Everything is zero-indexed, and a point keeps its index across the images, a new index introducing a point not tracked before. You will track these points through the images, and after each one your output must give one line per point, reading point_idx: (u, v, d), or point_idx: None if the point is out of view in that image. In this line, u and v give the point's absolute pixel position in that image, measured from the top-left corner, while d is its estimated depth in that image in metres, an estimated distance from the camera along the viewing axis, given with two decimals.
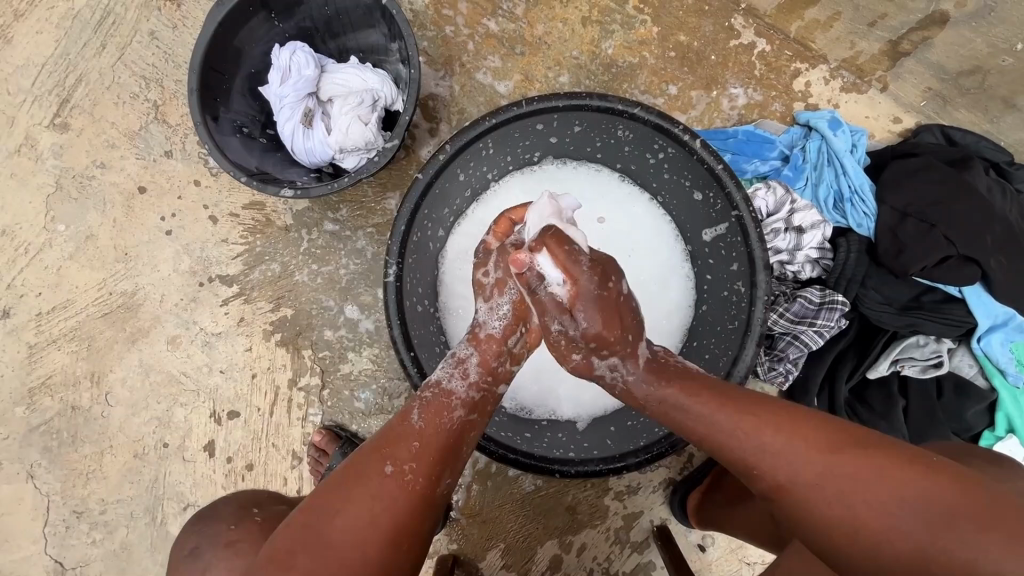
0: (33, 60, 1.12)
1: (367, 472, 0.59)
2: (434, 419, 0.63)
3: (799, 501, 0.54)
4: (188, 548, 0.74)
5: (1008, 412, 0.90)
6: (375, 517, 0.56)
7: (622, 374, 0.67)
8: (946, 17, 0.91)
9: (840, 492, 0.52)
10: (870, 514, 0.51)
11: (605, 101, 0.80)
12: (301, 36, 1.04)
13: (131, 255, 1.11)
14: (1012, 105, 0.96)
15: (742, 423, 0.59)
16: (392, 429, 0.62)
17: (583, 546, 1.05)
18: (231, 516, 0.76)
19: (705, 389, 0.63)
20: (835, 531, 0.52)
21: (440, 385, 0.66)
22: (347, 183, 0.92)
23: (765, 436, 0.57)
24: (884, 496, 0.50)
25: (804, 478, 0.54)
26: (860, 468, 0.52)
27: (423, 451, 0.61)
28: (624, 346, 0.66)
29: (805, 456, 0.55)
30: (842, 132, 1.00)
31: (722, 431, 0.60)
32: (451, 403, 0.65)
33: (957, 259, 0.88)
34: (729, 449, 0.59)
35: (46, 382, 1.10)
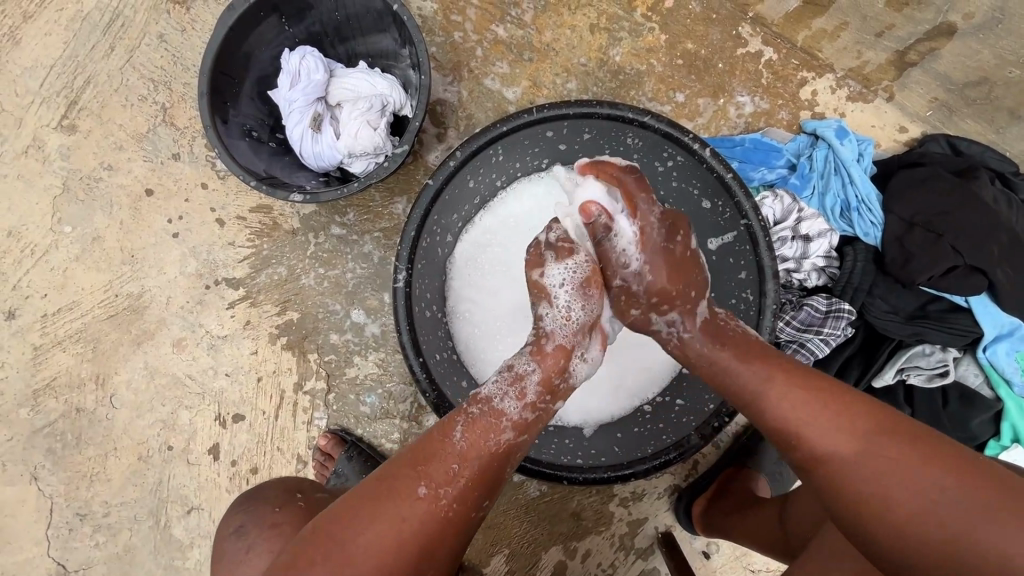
0: (42, 62, 1.12)
1: (400, 489, 0.58)
2: (478, 441, 0.62)
3: (833, 470, 0.55)
4: (234, 527, 0.75)
5: (1014, 421, 0.90)
6: (402, 539, 0.57)
7: (678, 330, 0.69)
8: (953, 28, 0.91)
9: (879, 473, 0.53)
10: (906, 498, 0.51)
11: (615, 109, 0.81)
12: (311, 41, 1.04)
13: (137, 257, 1.11)
14: (1018, 116, 0.96)
15: (787, 394, 0.60)
16: (430, 444, 0.62)
17: (588, 552, 1.05)
18: (277, 499, 0.77)
19: (757, 357, 0.64)
20: (866, 504, 0.53)
21: (490, 403, 0.65)
22: (356, 188, 0.92)
23: (812, 410, 0.58)
24: (924, 482, 0.51)
25: (844, 451, 0.55)
26: (900, 453, 0.53)
27: (461, 475, 0.60)
28: (686, 303, 0.69)
29: (847, 435, 0.56)
30: (848, 141, 1.01)
31: (767, 398, 0.61)
32: (498, 425, 0.64)
33: (964, 268, 0.88)
34: (774, 416, 0.60)
35: (51, 383, 1.10)
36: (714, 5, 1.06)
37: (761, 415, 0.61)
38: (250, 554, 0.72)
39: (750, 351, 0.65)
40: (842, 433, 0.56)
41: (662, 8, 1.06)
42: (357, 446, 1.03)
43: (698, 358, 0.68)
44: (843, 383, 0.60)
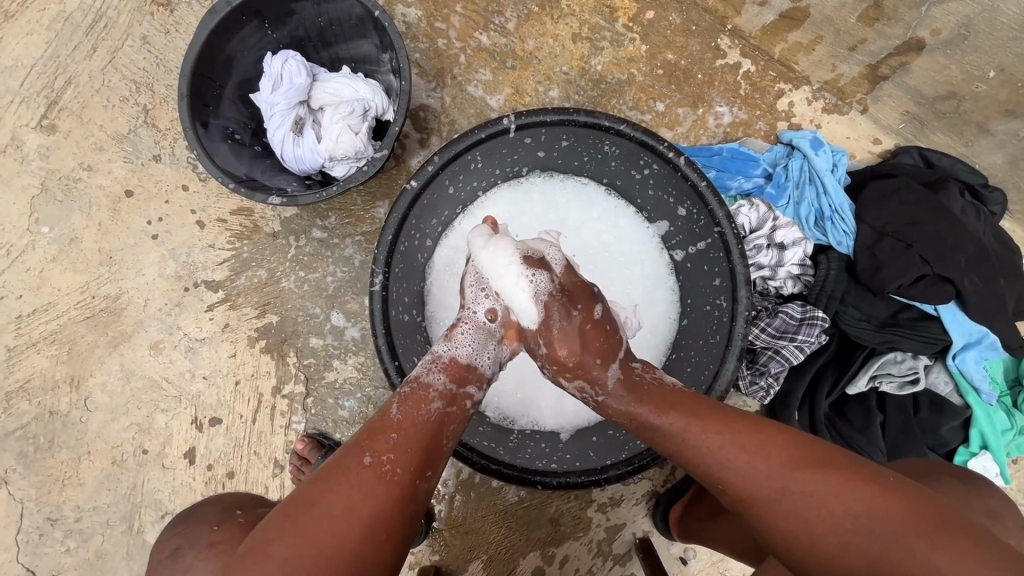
0: (22, 62, 1.11)
1: (348, 463, 0.60)
2: (412, 411, 0.66)
3: (760, 512, 0.57)
4: (171, 551, 0.73)
5: (982, 429, 0.92)
6: (355, 505, 0.57)
7: (591, 394, 0.71)
8: (922, 43, 0.93)
9: (804, 516, 0.54)
10: (826, 533, 0.53)
11: (592, 117, 0.81)
12: (294, 45, 1.04)
13: (115, 259, 1.10)
14: (986, 130, 0.99)
15: (706, 442, 0.61)
16: (370, 425, 0.64)
17: (566, 558, 1.05)
18: (213, 518, 0.75)
19: (674, 409, 0.65)
20: (801, 551, 0.54)
21: (418, 379, 0.69)
22: (336, 192, 0.92)
23: (733, 451, 0.59)
24: (837, 514, 0.53)
25: (768, 491, 0.57)
26: (815, 488, 0.55)
27: (401, 443, 0.62)
28: (587, 370, 0.71)
29: (766, 471, 0.57)
30: (823, 151, 1.02)
31: (688, 447, 0.62)
32: (428, 396, 0.68)
33: (932, 277, 0.90)
34: (700, 465, 0.61)
35: (25, 385, 1.09)
36: (693, 18, 1.08)
37: (695, 464, 0.62)
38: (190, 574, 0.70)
39: (670, 404, 0.66)
40: (758, 472, 0.58)
41: (643, 19, 1.08)
42: None
43: (619, 408, 0.69)
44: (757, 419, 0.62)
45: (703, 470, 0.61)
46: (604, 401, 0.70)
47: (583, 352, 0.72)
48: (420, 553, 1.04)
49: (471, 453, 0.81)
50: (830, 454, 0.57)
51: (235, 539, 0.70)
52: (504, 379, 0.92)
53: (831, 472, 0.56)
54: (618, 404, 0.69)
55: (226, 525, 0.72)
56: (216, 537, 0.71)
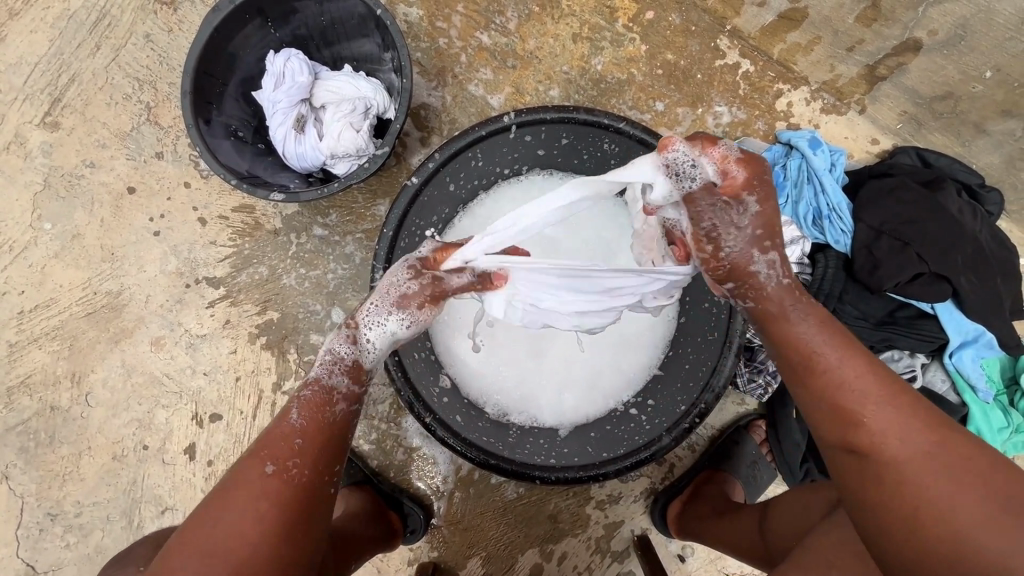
0: (26, 60, 1.12)
1: (246, 474, 0.58)
2: (316, 415, 0.62)
3: (888, 458, 0.53)
4: None
5: (979, 426, 0.93)
6: (257, 517, 0.56)
7: (773, 276, 0.62)
8: (919, 44, 0.94)
9: (937, 479, 0.51)
10: (956, 504, 0.50)
11: (592, 115, 0.83)
12: (296, 44, 1.05)
13: (117, 255, 1.11)
14: (983, 130, 0.99)
15: (856, 372, 0.57)
16: (269, 434, 0.61)
17: (564, 555, 1.06)
18: (143, 557, 0.74)
19: (834, 332, 0.60)
20: (915, 505, 0.51)
21: (319, 381, 0.64)
22: (337, 188, 0.93)
23: (884, 395, 0.56)
24: (982, 494, 0.50)
25: (911, 445, 0.53)
26: (956, 459, 0.52)
27: (304, 448, 0.60)
28: (782, 247, 0.63)
29: (909, 425, 0.54)
30: (822, 151, 1.03)
31: (831, 369, 0.58)
32: (332, 398, 0.63)
33: (929, 276, 0.90)
34: (840, 392, 0.57)
35: (26, 380, 1.09)
36: (692, 18, 1.09)
37: (831, 393, 0.57)
38: None
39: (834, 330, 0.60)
40: (901, 421, 0.54)
41: (643, 19, 1.09)
42: None
43: (780, 307, 0.61)
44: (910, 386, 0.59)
45: (840, 399, 0.57)
46: (764, 299, 0.62)
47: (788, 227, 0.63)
48: (419, 549, 1.04)
49: (471, 449, 0.83)
50: (982, 446, 0.53)
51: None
52: (505, 375, 0.92)
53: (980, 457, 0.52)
54: (784, 300, 0.62)
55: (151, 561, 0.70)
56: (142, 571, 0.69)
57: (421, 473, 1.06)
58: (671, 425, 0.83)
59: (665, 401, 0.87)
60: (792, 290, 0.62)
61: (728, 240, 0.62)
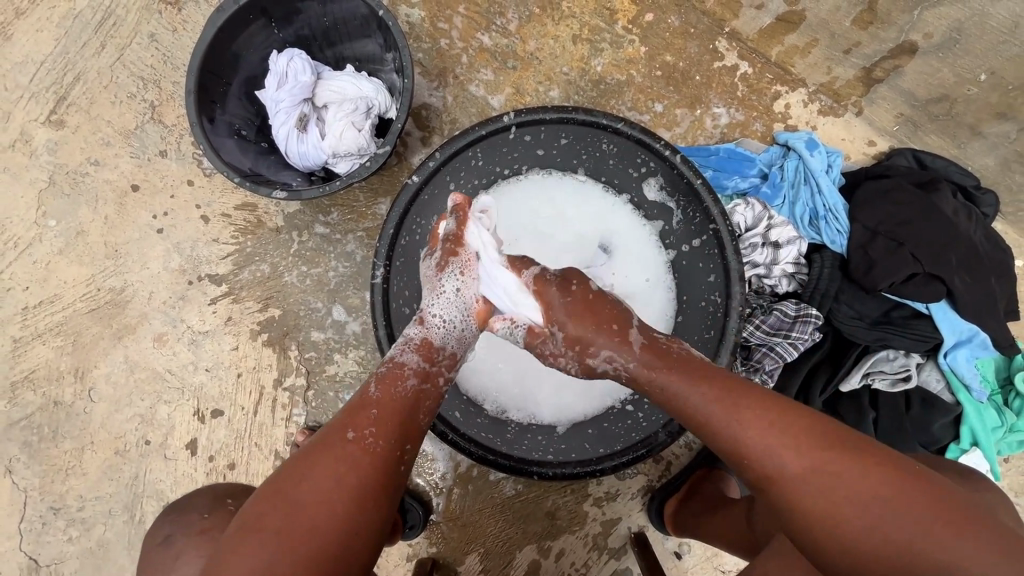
0: (32, 58, 1.13)
1: (331, 439, 0.60)
2: (389, 389, 0.66)
3: (784, 490, 0.55)
4: (161, 537, 0.73)
5: (973, 426, 0.93)
6: (341, 479, 0.57)
7: (617, 365, 0.69)
8: (915, 47, 0.95)
9: (826, 494, 0.54)
10: (850, 512, 0.53)
11: (590, 115, 0.83)
12: (299, 44, 1.06)
13: (121, 252, 1.12)
14: (978, 132, 1.00)
15: (736, 415, 0.59)
16: (352, 404, 0.65)
17: (561, 552, 1.07)
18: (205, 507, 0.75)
19: (704, 378, 0.63)
20: (821, 529, 0.54)
21: (393, 359, 0.70)
22: (339, 187, 0.94)
23: (759, 425, 0.58)
24: (866, 494, 0.53)
25: (792, 470, 0.55)
26: (838, 467, 0.54)
27: (382, 418, 0.63)
28: (608, 335, 0.69)
29: (794, 449, 0.56)
30: (819, 152, 1.04)
31: (713, 419, 0.60)
32: (403, 374, 0.68)
33: (923, 276, 0.91)
34: (724, 438, 0.59)
35: (30, 376, 1.10)
36: (691, 20, 1.10)
37: (720, 437, 0.60)
38: (178, 562, 0.69)
39: (701, 374, 0.64)
40: (784, 448, 0.56)
41: (642, 21, 1.10)
42: None
43: (646, 379, 0.66)
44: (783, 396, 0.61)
45: (731, 444, 0.59)
46: (633, 371, 0.68)
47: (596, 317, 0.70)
48: (418, 545, 1.05)
49: (469, 445, 0.84)
50: (849, 437, 0.56)
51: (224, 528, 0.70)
52: (504, 373, 0.94)
53: (853, 447, 0.56)
54: (641, 373, 0.67)
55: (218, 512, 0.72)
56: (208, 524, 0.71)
57: (419, 469, 1.07)
58: (667, 423, 0.82)
59: None
60: (643, 364, 0.67)
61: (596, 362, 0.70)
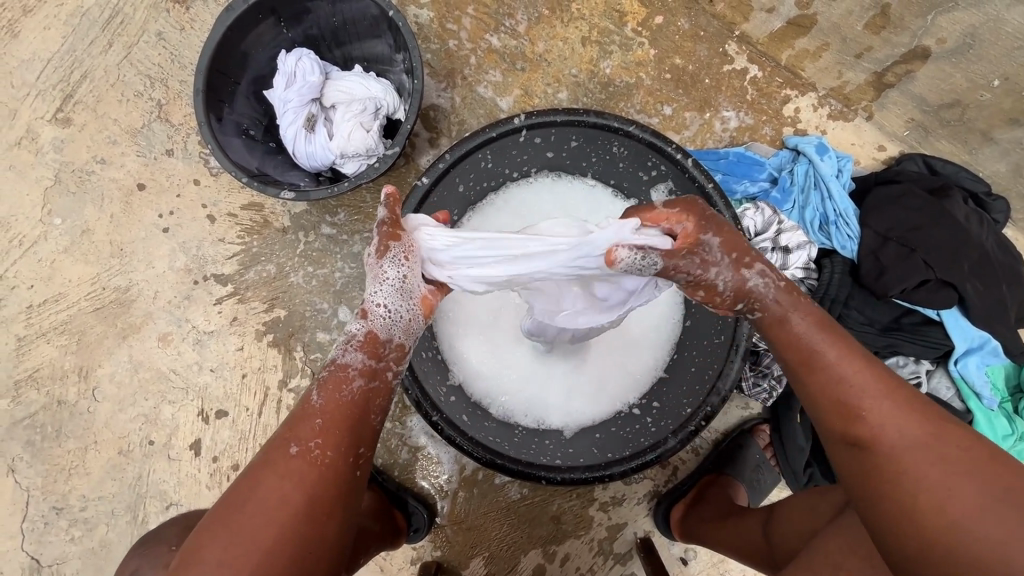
0: (39, 56, 1.13)
1: (274, 453, 0.59)
2: (333, 395, 0.61)
3: (887, 452, 0.55)
4: (127, 575, 0.74)
5: (983, 433, 0.93)
6: (285, 498, 0.57)
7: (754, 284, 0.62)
8: (928, 52, 0.95)
9: (933, 470, 0.53)
10: (950, 499, 0.51)
11: (601, 118, 0.83)
12: (308, 44, 1.06)
13: (126, 251, 1.12)
14: (990, 138, 1.00)
15: (856, 372, 0.58)
16: (294, 413, 0.61)
17: (567, 556, 1.06)
18: (172, 539, 0.77)
19: (832, 334, 0.60)
20: (917, 503, 0.52)
21: (334, 360, 0.62)
22: (347, 187, 0.94)
23: (878, 392, 0.57)
24: (976, 488, 0.51)
25: (900, 441, 0.55)
26: (941, 445, 0.54)
27: (325, 427, 0.59)
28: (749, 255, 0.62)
29: (904, 415, 0.56)
30: (828, 157, 1.03)
31: (836, 369, 0.58)
32: (347, 376, 0.61)
33: (935, 282, 0.91)
34: (836, 389, 0.58)
35: (33, 374, 1.10)
36: (701, 23, 1.09)
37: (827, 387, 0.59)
38: None
39: (831, 330, 0.61)
40: (896, 413, 0.56)
41: (652, 24, 1.10)
42: None
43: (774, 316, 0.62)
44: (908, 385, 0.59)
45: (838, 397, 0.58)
46: (768, 311, 0.62)
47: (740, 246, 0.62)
48: (422, 548, 1.05)
49: (476, 447, 0.82)
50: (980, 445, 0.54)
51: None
52: (513, 378, 0.93)
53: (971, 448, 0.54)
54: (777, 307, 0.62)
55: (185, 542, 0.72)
56: (169, 558, 0.70)
57: (425, 472, 1.06)
58: (678, 428, 0.82)
59: (670, 404, 0.88)
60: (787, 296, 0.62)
61: (713, 276, 0.61)
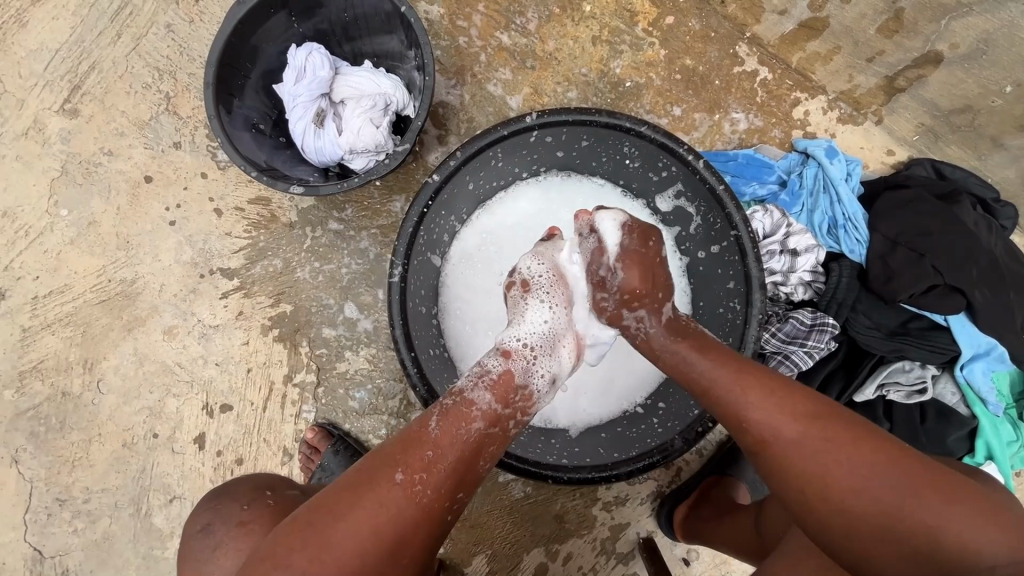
0: (47, 46, 1.12)
1: (378, 477, 0.59)
2: (451, 430, 0.64)
3: (776, 455, 0.58)
4: (200, 526, 0.77)
5: (988, 440, 0.93)
6: (379, 526, 0.57)
7: (645, 327, 0.71)
8: (940, 57, 0.95)
9: (818, 458, 0.56)
10: (838, 478, 0.55)
11: (613, 118, 0.82)
12: (318, 38, 1.05)
13: (133, 243, 1.11)
14: (1000, 144, 1.00)
15: (746, 386, 0.62)
16: (407, 435, 0.63)
17: (570, 555, 1.06)
18: (245, 496, 0.78)
19: (711, 353, 0.66)
20: (814, 494, 0.56)
21: (462, 394, 0.67)
22: (357, 183, 0.93)
23: (758, 397, 0.61)
24: (857, 462, 0.55)
25: (788, 436, 0.58)
26: (834, 438, 0.56)
27: (435, 463, 0.61)
28: (653, 300, 0.71)
29: (791, 415, 0.59)
30: (838, 160, 1.04)
31: (720, 390, 0.63)
32: (470, 414, 0.65)
33: (943, 287, 0.91)
34: (724, 401, 0.62)
35: (38, 366, 1.09)
36: (712, 24, 1.09)
37: (716, 405, 0.63)
38: (219, 551, 0.74)
39: (707, 348, 0.67)
40: (788, 419, 0.59)
41: (663, 24, 1.09)
42: (345, 440, 1.03)
43: (660, 351, 0.70)
44: (781, 374, 0.64)
45: (724, 412, 0.62)
46: (650, 339, 0.71)
47: (653, 282, 0.72)
48: None
49: None
50: (855, 418, 0.59)
51: (262, 522, 0.74)
52: None
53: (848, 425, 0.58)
54: (657, 342, 0.70)
55: (256, 505, 0.76)
56: (247, 518, 0.74)
57: None
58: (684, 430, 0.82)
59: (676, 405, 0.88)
60: (669, 332, 0.70)
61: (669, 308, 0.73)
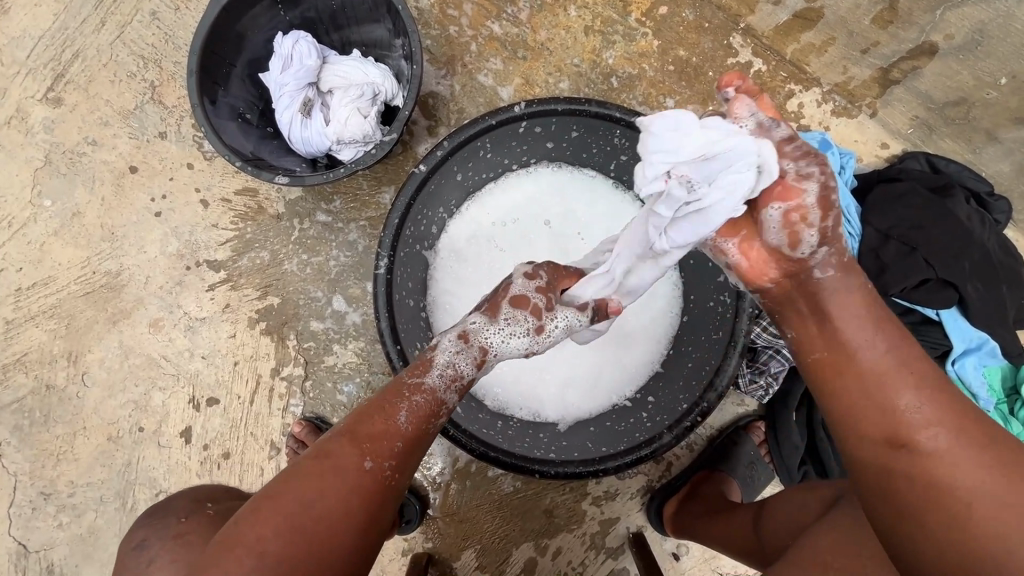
0: (30, 33, 1.10)
1: (343, 461, 0.57)
2: (420, 421, 0.63)
3: (922, 452, 0.52)
4: (134, 543, 0.70)
5: None
6: (350, 510, 0.56)
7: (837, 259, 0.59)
8: (935, 48, 0.94)
9: (968, 475, 0.50)
10: (978, 504, 0.49)
11: (603, 108, 0.81)
12: (305, 27, 1.04)
13: (118, 235, 1.10)
14: (994, 137, 0.99)
15: (912, 377, 0.54)
16: (372, 423, 0.60)
17: (559, 550, 1.06)
18: (183, 509, 0.72)
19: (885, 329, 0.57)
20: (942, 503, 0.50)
21: (433, 391, 0.65)
22: (343, 174, 0.92)
23: (923, 392, 0.53)
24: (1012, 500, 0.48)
25: (943, 442, 0.51)
26: (997, 466, 0.50)
27: (405, 452, 0.61)
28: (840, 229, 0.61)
29: (954, 425, 0.52)
30: (831, 153, 1.02)
31: (881, 368, 0.55)
32: (438, 410, 0.65)
33: (935, 281, 0.90)
34: (876, 382, 0.55)
35: (22, 358, 1.08)
36: (706, 15, 1.07)
37: (861, 381, 0.56)
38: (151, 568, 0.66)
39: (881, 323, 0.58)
40: (945, 424, 0.52)
41: (656, 14, 1.08)
42: None
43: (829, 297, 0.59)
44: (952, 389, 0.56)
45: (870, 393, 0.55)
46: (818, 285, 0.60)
47: None
48: (414, 540, 1.04)
49: (468, 439, 0.81)
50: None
51: (202, 531, 0.68)
52: (505, 372, 0.92)
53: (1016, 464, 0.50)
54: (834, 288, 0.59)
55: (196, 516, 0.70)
56: (185, 528, 0.68)
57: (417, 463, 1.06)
58: (672, 424, 0.81)
59: (665, 400, 0.87)
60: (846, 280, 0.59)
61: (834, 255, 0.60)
